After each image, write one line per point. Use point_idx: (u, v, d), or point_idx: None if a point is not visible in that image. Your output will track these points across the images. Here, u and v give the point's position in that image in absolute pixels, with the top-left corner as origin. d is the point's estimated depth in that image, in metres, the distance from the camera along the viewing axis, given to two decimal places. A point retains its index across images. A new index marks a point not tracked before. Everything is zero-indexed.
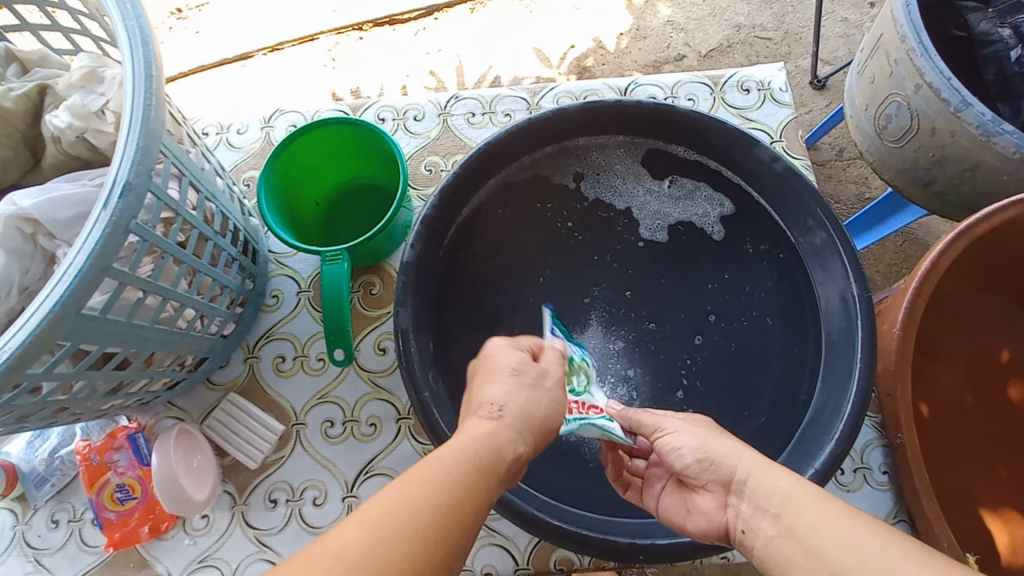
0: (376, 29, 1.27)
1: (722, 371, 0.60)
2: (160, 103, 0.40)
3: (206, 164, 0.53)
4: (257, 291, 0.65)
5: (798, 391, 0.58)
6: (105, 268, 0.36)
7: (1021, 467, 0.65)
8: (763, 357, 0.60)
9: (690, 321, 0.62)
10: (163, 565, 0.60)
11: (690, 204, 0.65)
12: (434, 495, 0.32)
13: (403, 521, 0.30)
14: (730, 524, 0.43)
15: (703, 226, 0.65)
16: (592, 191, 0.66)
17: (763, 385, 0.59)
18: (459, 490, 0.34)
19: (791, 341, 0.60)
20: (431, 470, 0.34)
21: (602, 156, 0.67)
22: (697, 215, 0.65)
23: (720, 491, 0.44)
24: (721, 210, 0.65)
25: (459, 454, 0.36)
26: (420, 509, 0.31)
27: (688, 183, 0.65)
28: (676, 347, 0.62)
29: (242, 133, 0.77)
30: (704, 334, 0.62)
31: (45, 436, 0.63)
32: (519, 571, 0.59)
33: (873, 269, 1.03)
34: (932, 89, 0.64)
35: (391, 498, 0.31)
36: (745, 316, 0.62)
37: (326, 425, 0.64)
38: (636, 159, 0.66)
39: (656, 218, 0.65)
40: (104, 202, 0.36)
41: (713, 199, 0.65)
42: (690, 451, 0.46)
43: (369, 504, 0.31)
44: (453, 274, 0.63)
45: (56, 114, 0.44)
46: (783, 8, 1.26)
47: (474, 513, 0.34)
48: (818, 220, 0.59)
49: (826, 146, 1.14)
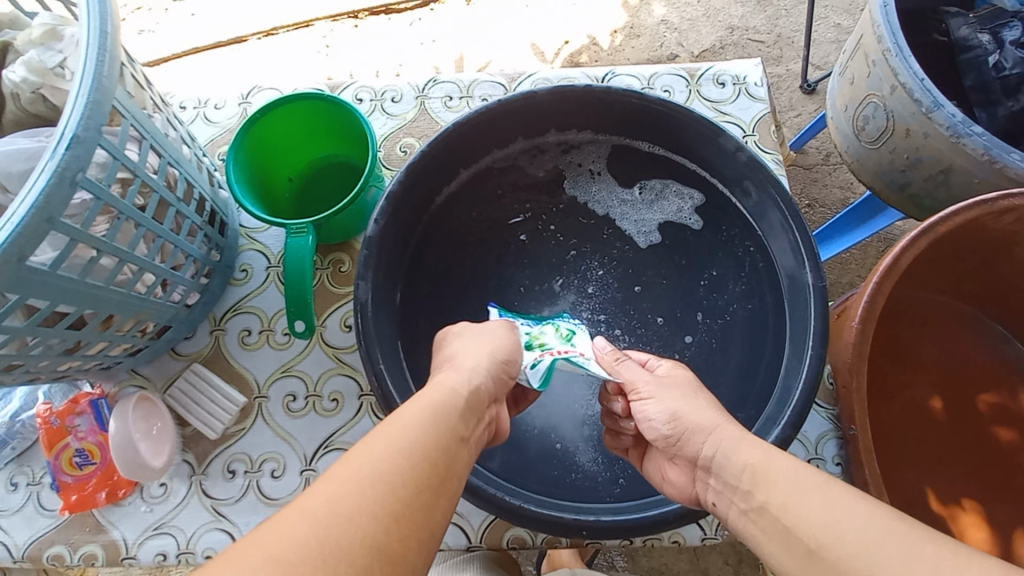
0: (372, 18, 1.27)
1: (708, 371, 0.60)
2: (114, 61, 0.41)
3: (172, 132, 0.53)
4: (225, 265, 0.65)
5: (754, 377, 0.59)
6: (49, 219, 0.37)
7: (983, 472, 0.65)
8: (732, 347, 0.61)
9: (678, 322, 0.63)
10: (118, 531, 0.60)
11: (663, 203, 0.66)
12: (398, 468, 0.32)
13: (377, 475, 0.31)
14: (701, 494, 0.46)
15: (680, 220, 0.66)
16: (573, 197, 0.67)
17: (725, 372, 0.60)
18: (430, 442, 0.35)
19: (750, 329, 0.61)
20: (390, 438, 0.34)
21: (578, 157, 0.67)
22: (673, 212, 0.66)
23: (690, 465, 0.47)
24: (692, 201, 0.66)
25: (413, 424, 0.36)
26: (391, 458, 0.32)
27: (657, 183, 0.66)
28: (666, 345, 0.62)
29: (219, 108, 0.77)
30: (694, 333, 0.62)
31: (8, 398, 0.62)
32: (471, 548, 0.60)
33: (853, 274, 1.03)
34: (907, 90, 0.64)
35: (348, 474, 0.31)
36: (728, 312, 0.62)
37: (288, 399, 0.65)
38: (605, 158, 0.68)
39: (643, 224, 0.66)
40: (49, 153, 0.36)
41: (683, 193, 0.66)
42: (662, 424, 0.48)
43: (348, 458, 0.32)
44: (420, 255, 0.63)
45: (13, 68, 0.45)
46: (777, 11, 1.27)
47: (442, 481, 0.34)
48: (772, 203, 0.59)
49: (813, 150, 1.14)
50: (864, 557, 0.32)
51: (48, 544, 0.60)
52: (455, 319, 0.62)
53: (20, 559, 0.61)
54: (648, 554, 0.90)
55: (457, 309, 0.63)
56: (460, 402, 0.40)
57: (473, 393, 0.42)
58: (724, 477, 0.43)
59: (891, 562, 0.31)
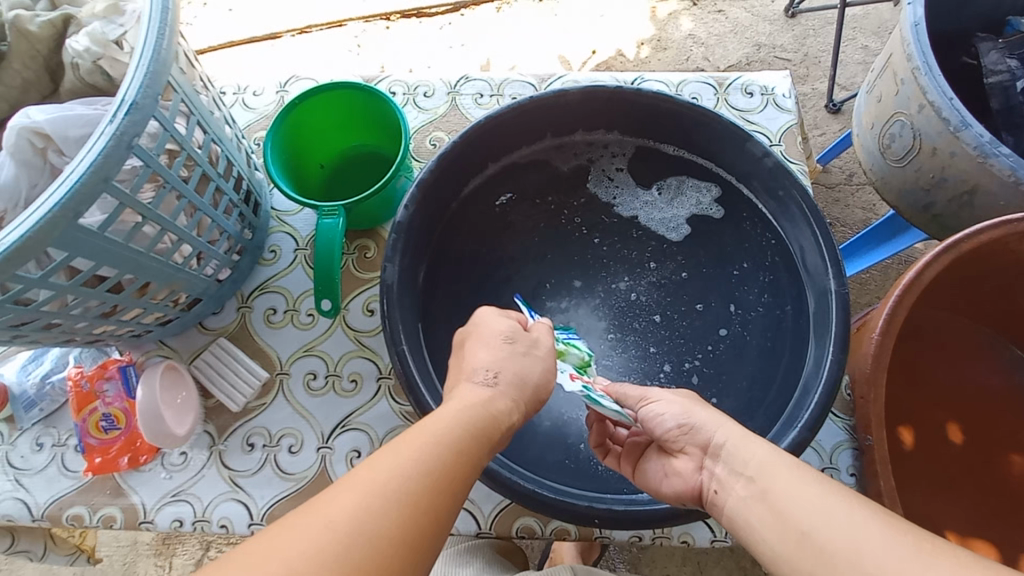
0: (403, 20, 1.30)
1: (740, 368, 0.61)
2: (172, 35, 0.44)
3: (216, 111, 0.56)
4: (256, 244, 0.67)
5: (774, 368, 0.60)
6: (105, 179, 0.40)
7: (997, 495, 0.65)
8: (762, 346, 0.61)
9: (712, 313, 0.63)
10: (137, 496, 0.62)
11: (682, 199, 0.67)
12: (398, 486, 0.32)
13: (391, 489, 0.32)
14: (704, 485, 0.45)
15: (700, 212, 0.67)
16: (595, 194, 0.68)
17: (752, 367, 0.60)
18: (452, 458, 0.35)
19: (776, 325, 0.61)
20: (395, 453, 0.34)
21: (597, 153, 0.69)
22: (693, 206, 0.67)
23: (697, 454, 0.46)
24: (712, 193, 0.67)
25: (420, 444, 0.35)
26: (409, 474, 0.33)
27: (673, 182, 0.67)
28: (700, 335, 0.62)
29: (258, 95, 0.80)
30: (729, 327, 0.62)
31: (39, 361, 0.64)
32: (480, 534, 0.61)
33: (871, 294, 1.03)
34: (934, 109, 0.64)
35: (355, 485, 0.31)
36: (760, 306, 0.63)
37: (309, 376, 0.66)
38: (627, 156, 0.69)
39: (669, 220, 0.67)
40: (110, 117, 0.39)
41: (700, 187, 0.67)
42: (671, 418, 0.48)
43: (364, 468, 0.33)
44: (447, 239, 0.65)
45: (77, 39, 0.48)
46: (805, 31, 1.27)
47: (445, 509, 0.33)
48: (792, 202, 0.61)
49: (836, 169, 1.14)
50: (854, 554, 0.33)
51: (68, 505, 0.62)
52: (484, 305, 0.64)
53: (39, 519, 0.62)
54: (651, 564, 0.90)
55: (489, 302, 0.64)
56: (470, 416, 0.39)
57: (492, 396, 0.41)
58: (726, 468, 0.43)
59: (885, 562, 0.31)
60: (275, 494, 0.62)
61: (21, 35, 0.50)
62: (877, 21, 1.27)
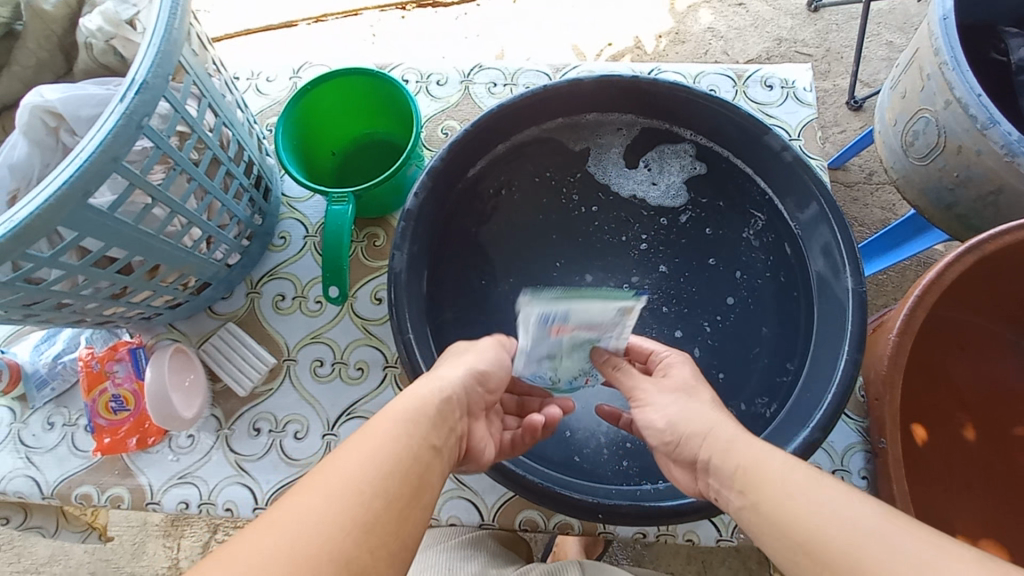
0: (419, 10, 1.29)
1: (744, 337, 0.61)
2: (184, 16, 0.43)
3: (229, 95, 0.56)
4: (266, 229, 0.67)
5: (790, 355, 0.59)
6: (114, 159, 0.40)
7: (1017, 500, 0.63)
8: (768, 316, 0.61)
9: (720, 279, 0.63)
10: (145, 477, 0.63)
11: (665, 168, 0.66)
12: (375, 475, 0.33)
13: (370, 479, 0.33)
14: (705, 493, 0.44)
15: (687, 171, 0.66)
16: (590, 172, 0.67)
17: (757, 346, 0.60)
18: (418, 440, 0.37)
19: (780, 307, 0.61)
20: (367, 447, 0.35)
21: (604, 134, 0.67)
22: (678, 171, 0.66)
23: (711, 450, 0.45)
24: (687, 152, 0.66)
25: (386, 434, 0.36)
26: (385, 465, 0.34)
27: (654, 154, 0.67)
28: (709, 303, 0.62)
29: (271, 81, 0.80)
30: (736, 295, 0.62)
31: (52, 341, 0.65)
32: (483, 525, 0.61)
33: (888, 296, 1.00)
34: (961, 105, 0.61)
35: (336, 480, 0.32)
36: (767, 275, 0.62)
37: (316, 364, 0.66)
38: (632, 137, 0.67)
39: (669, 190, 0.66)
40: (121, 96, 0.39)
41: (675, 151, 0.66)
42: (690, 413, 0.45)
43: (339, 464, 0.33)
44: (452, 218, 0.64)
45: (91, 18, 0.48)
46: (827, 25, 1.24)
47: (416, 492, 0.35)
48: (807, 195, 0.60)
49: (856, 168, 1.12)
50: (850, 555, 0.32)
51: (78, 483, 0.63)
52: (482, 270, 0.64)
53: (49, 496, 0.63)
54: (655, 560, 0.89)
55: (484, 266, 0.64)
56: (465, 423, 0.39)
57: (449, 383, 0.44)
58: None
59: (893, 563, 0.30)
60: (281, 479, 0.62)
61: (36, 14, 0.50)
62: (903, 16, 1.23)
